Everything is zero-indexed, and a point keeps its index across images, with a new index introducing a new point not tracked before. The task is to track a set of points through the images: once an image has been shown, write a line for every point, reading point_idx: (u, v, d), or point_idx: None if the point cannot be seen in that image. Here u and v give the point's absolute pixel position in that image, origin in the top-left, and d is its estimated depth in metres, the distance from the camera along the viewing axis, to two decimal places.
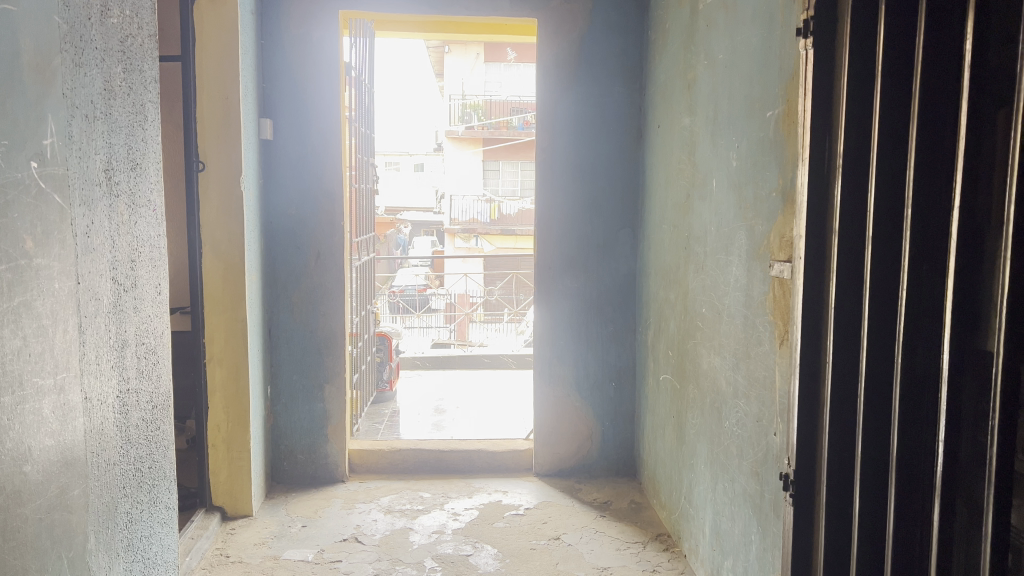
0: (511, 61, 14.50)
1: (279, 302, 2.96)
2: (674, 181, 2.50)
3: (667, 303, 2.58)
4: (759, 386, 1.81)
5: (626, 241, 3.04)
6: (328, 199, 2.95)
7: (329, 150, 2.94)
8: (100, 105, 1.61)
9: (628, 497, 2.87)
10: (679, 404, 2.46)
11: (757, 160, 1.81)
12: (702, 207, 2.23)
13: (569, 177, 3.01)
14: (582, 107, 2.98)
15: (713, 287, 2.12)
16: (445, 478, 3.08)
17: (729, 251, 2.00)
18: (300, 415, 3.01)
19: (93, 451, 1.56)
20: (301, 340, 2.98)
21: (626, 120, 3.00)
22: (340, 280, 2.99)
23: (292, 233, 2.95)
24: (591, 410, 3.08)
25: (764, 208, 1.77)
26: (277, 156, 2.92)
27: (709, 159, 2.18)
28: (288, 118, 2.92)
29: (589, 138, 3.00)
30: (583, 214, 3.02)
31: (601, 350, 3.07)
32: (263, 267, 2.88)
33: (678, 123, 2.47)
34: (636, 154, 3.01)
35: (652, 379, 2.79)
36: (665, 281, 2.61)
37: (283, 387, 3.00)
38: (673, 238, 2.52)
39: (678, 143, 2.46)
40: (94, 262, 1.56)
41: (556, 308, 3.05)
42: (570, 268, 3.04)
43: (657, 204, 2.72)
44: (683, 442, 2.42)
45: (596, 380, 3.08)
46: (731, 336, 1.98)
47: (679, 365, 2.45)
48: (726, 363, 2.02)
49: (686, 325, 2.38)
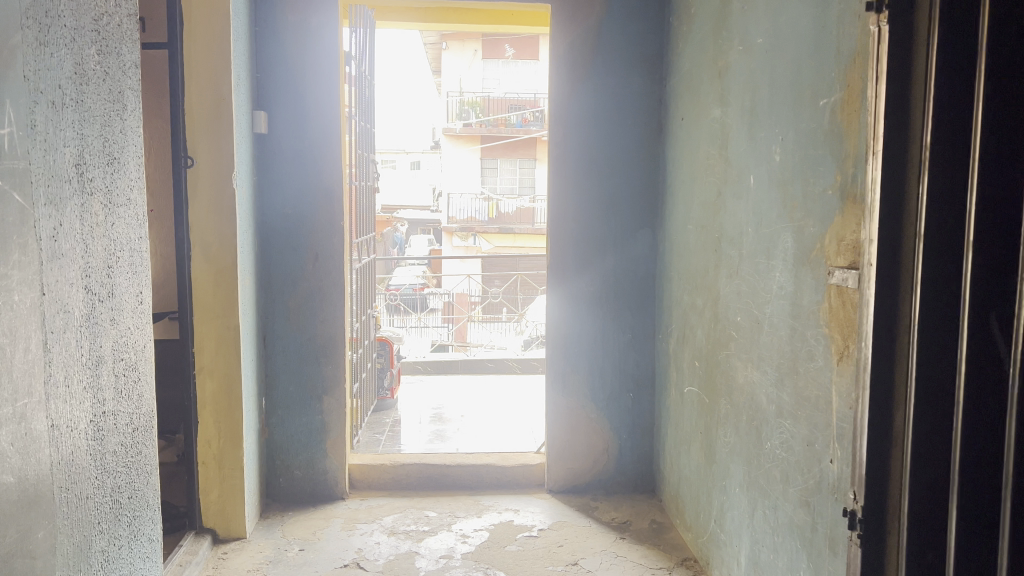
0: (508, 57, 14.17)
1: (275, 307, 2.77)
2: (702, 178, 2.32)
3: (692, 309, 2.40)
4: (809, 407, 1.62)
5: (645, 242, 2.85)
6: (326, 197, 2.76)
7: (328, 145, 2.74)
8: (71, 91, 1.41)
9: (649, 517, 2.68)
10: (707, 419, 2.28)
11: (808, 155, 1.63)
12: (735, 206, 2.05)
13: (584, 174, 2.82)
14: (598, 99, 2.80)
15: (749, 294, 1.95)
16: (452, 494, 2.89)
17: (771, 254, 1.82)
18: (297, 428, 2.82)
19: (63, 486, 1.37)
20: (297, 349, 2.79)
21: (645, 112, 2.81)
22: (340, 284, 2.79)
23: (289, 234, 2.75)
24: (607, 422, 2.90)
25: (816, 207, 1.59)
26: (272, 152, 2.73)
27: (744, 154, 2.00)
28: (284, 110, 2.72)
29: (605, 132, 2.81)
30: (599, 213, 2.83)
31: (618, 359, 2.89)
32: (257, 270, 2.69)
33: (707, 115, 2.28)
34: (654, 150, 2.82)
35: (675, 391, 2.61)
36: (691, 285, 2.42)
37: (278, 399, 2.81)
38: (700, 240, 2.33)
39: (707, 137, 2.28)
40: (63, 270, 1.37)
41: (569, 313, 2.87)
42: (585, 271, 2.86)
43: (681, 203, 2.54)
44: (713, 462, 2.23)
45: (613, 390, 2.89)
46: (775, 347, 1.80)
47: (708, 378, 2.26)
48: (767, 379, 1.83)
49: (716, 334, 2.20)
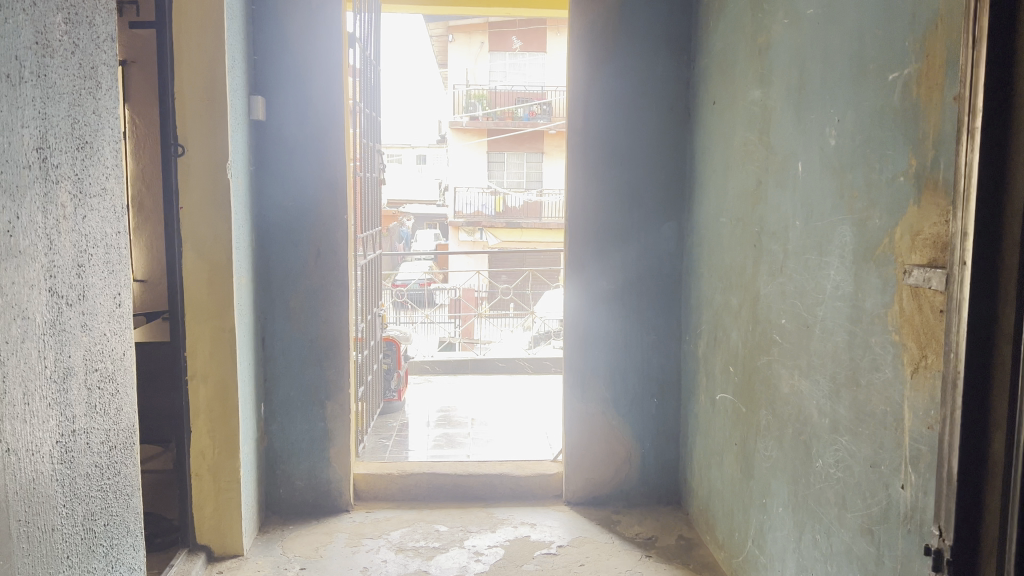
0: (515, 50, 14.08)
1: (274, 307, 2.59)
2: (740, 167, 2.12)
3: (727, 309, 2.21)
4: (874, 423, 1.43)
5: (671, 236, 2.66)
6: (329, 189, 2.57)
7: (331, 133, 2.55)
8: (32, 63, 1.23)
9: (675, 532, 2.49)
10: (745, 429, 2.08)
11: (873, 137, 1.43)
12: (780, 197, 1.86)
13: (605, 164, 2.63)
14: (621, 83, 2.60)
15: (798, 293, 1.75)
16: (464, 506, 2.71)
17: (825, 250, 1.63)
18: (298, 436, 2.64)
19: (24, 519, 1.19)
20: (299, 351, 2.61)
21: (672, 97, 2.61)
22: (344, 281, 2.60)
23: (289, 229, 2.57)
24: (630, 429, 2.71)
25: (884, 195, 1.39)
26: (271, 140, 2.54)
27: (791, 138, 1.80)
28: (283, 95, 2.53)
29: (629, 118, 2.61)
30: (621, 205, 2.64)
31: (642, 361, 2.69)
32: (255, 266, 2.50)
33: (745, 97, 2.09)
34: (681, 138, 2.63)
35: (705, 398, 2.41)
36: (725, 283, 2.23)
37: (279, 404, 2.62)
38: (737, 234, 2.14)
39: (745, 121, 2.08)
40: (22, 270, 1.19)
41: (590, 312, 2.68)
42: (606, 266, 2.67)
43: (713, 194, 2.34)
44: (752, 476, 2.04)
45: (636, 395, 2.70)
46: (831, 354, 1.60)
47: (746, 385, 2.07)
48: (820, 389, 1.64)
49: (755, 337, 2.00)
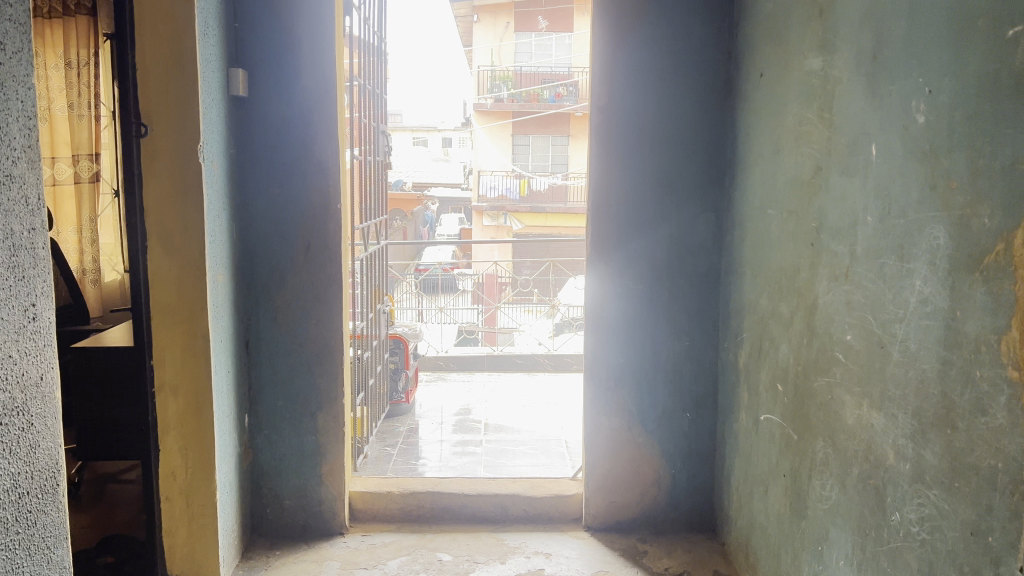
0: (541, 29, 13.57)
1: (259, 307, 2.30)
2: (793, 150, 1.80)
3: (776, 317, 1.89)
4: (980, 481, 1.11)
5: (708, 229, 2.33)
6: (319, 175, 2.27)
7: (321, 111, 2.25)
8: None
9: (710, 568, 2.19)
10: (796, 460, 1.77)
11: (983, 112, 1.11)
12: (846, 187, 1.53)
13: (633, 147, 2.31)
14: (652, 54, 2.27)
15: (871, 306, 1.43)
16: (471, 530, 2.42)
17: (908, 254, 1.30)
18: (287, 452, 2.36)
19: None
20: (287, 356, 2.33)
21: (709, 70, 2.28)
22: (336, 278, 2.31)
23: (274, 219, 2.28)
24: (659, 447, 2.40)
25: (998, 187, 1.07)
26: (253, 119, 2.25)
27: (861, 115, 1.47)
28: (266, 68, 2.24)
29: (661, 95, 2.29)
30: (650, 193, 2.33)
31: (673, 371, 2.38)
32: (235, 262, 2.22)
33: (802, 67, 1.75)
34: (721, 117, 2.29)
35: (747, 417, 2.10)
36: (774, 287, 1.91)
37: (265, 416, 2.35)
38: (790, 228, 1.81)
39: (801, 95, 1.75)
40: None
41: (614, 314, 2.37)
42: (634, 263, 2.35)
43: (760, 183, 2.01)
44: (804, 517, 1.73)
45: (666, 409, 2.39)
46: (917, 384, 1.28)
47: (799, 409, 1.75)
48: (903, 427, 1.32)
49: (812, 353, 1.68)
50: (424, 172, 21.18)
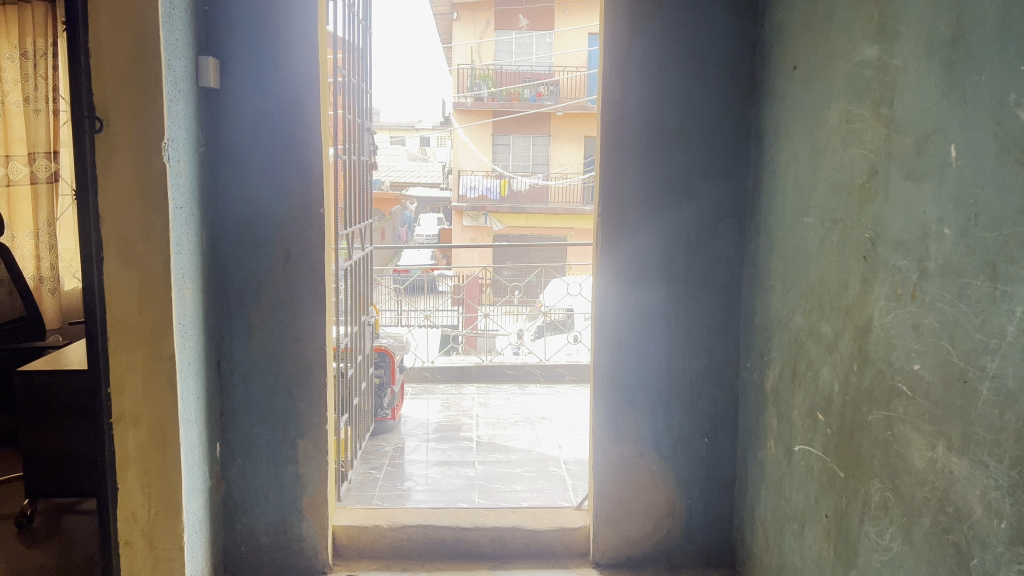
0: (522, 28, 13.35)
1: (231, 323, 2.07)
2: (839, 151, 1.59)
3: (815, 337, 1.69)
4: None
5: (729, 236, 2.13)
6: (300, 177, 2.04)
7: (302, 104, 2.02)
8: None
9: None
10: (842, 501, 1.57)
11: None
12: (912, 193, 1.33)
13: (648, 147, 2.10)
14: (670, 45, 2.06)
15: (948, 332, 1.23)
16: (468, 567, 2.20)
17: (1005, 275, 1.10)
18: (265, 484, 2.13)
19: None
20: (263, 379, 2.09)
21: (731, 63, 2.07)
22: (319, 291, 2.07)
23: (249, 225, 2.04)
24: (673, 475, 2.20)
25: None
26: (226, 114, 2.01)
27: (934, 110, 1.27)
28: (240, 57, 1.99)
29: (679, 90, 2.08)
30: (666, 197, 2.12)
31: (689, 393, 2.18)
32: (205, 274, 1.99)
33: (850, 56, 1.55)
34: (743, 113, 2.09)
35: (778, 445, 1.90)
36: (813, 304, 1.71)
37: (239, 444, 2.11)
38: (834, 239, 1.61)
39: (850, 88, 1.55)
40: None
41: (625, 332, 2.16)
42: (647, 275, 2.14)
43: (794, 188, 1.81)
44: (854, 566, 1.52)
45: (682, 434, 2.19)
46: (1017, 429, 1.08)
47: (846, 443, 1.55)
48: (998, 477, 1.11)
49: (865, 382, 1.48)
50: (404, 172, 20.91)
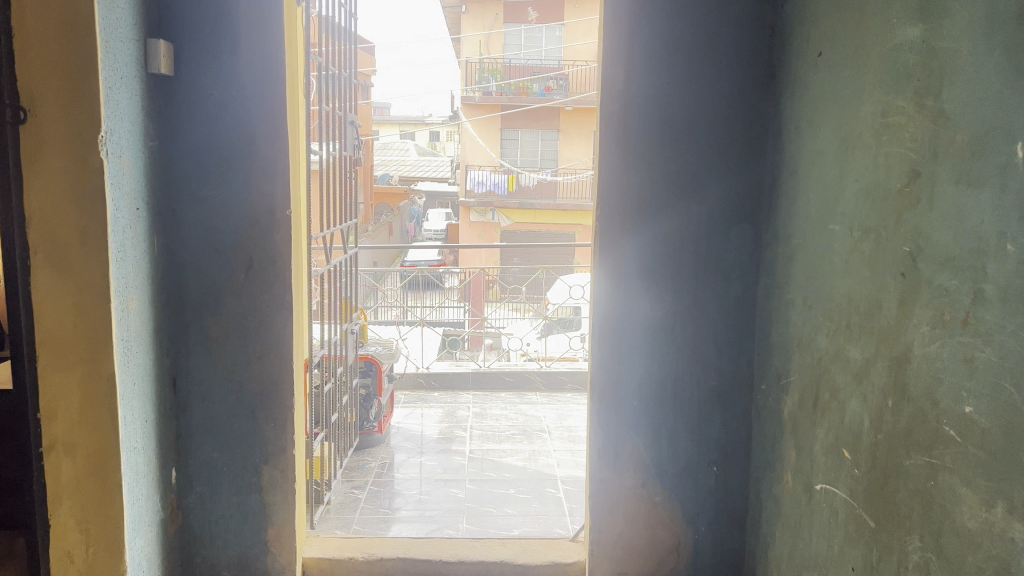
0: (532, 21, 13.08)
1: (189, 336, 1.86)
2: (872, 150, 1.38)
3: (841, 363, 1.48)
4: None
5: (742, 244, 1.91)
6: (264, 174, 1.83)
7: (266, 94, 1.81)
8: None
9: None
10: (871, 555, 1.36)
11: None
12: (965, 201, 1.11)
13: (652, 142, 1.89)
14: (678, 29, 1.85)
15: (1011, 371, 1.01)
16: None
17: None
18: (226, 514, 1.93)
19: None
20: (224, 398, 1.89)
21: (747, 49, 1.85)
22: (285, 300, 1.87)
23: (208, 228, 1.84)
24: (678, 507, 1.99)
25: None
26: (182, 103, 1.80)
27: (995, 100, 1.05)
28: (198, 41, 1.79)
29: (689, 80, 1.87)
30: (673, 198, 1.90)
31: (697, 417, 1.96)
32: (158, 282, 1.79)
33: (887, 38, 1.33)
34: (761, 106, 1.87)
35: (796, 481, 1.68)
36: (839, 324, 1.49)
37: (199, 470, 1.91)
38: (865, 251, 1.39)
39: (886, 76, 1.33)
40: None
41: (626, 348, 1.96)
42: (651, 286, 1.94)
43: (818, 191, 1.59)
44: None
45: (689, 462, 1.97)
46: None
47: (878, 488, 1.34)
48: None
49: (901, 420, 1.27)
50: (411, 167, 20.72)
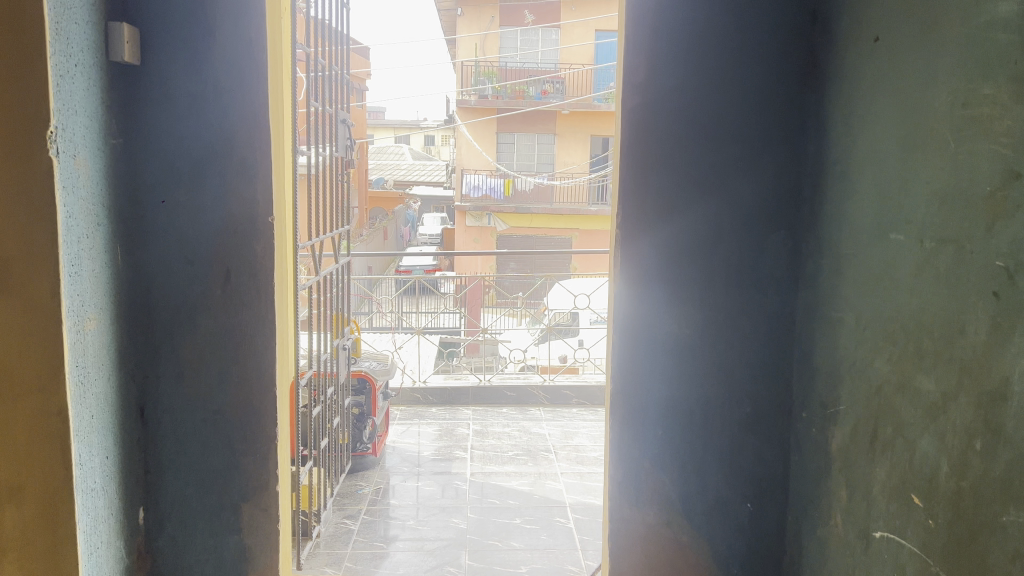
0: (529, 24, 12.89)
1: (160, 360, 1.66)
2: (948, 147, 1.18)
3: (908, 394, 1.27)
4: None
5: (780, 255, 1.70)
6: (242, 176, 1.62)
7: (246, 87, 1.60)
8: None
9: None
10: None
11: None
12: None
13: (679, 141, 1.69)
14: (707, 15, 1.65)
15: None
16: None
17: None
18: (202, 558, 1.71)
19: None
20: (198, 429, 1.68)
21: (786, 37, 1.65)
22: (267, 319, 1.66)
23: (180, 237, 1.63)
24: (707, 548, 1.78)
25: None
26: (151, 97, 1.60)
27: None
28: (168, 27, 1.58)
29: (720, 70, 1.67)
30: (701, 202, 1.71)
31: (729, 447, 1.76)
32: (123, 298, 1.58)
33: (968, 16, 1.13)
34: (801, 99, 1.66)
35: (848, 524, 1.48)
36: (905, 350, 1.29)
37: (172, 509, 1.70)
38: (939, 264, 1.20)
39: (968, 61, 1.13)
40: None
41: (649, 370, 1.76)
42: (676, 301, 1.74)
43: (874, 195, 1.39)
44: None
45: (719, 498, 1.77)
46: None
47: (960, 544, 1.14)
48: None
49: (992, 466, 1.07)
50: (407, 171, 20.48)
